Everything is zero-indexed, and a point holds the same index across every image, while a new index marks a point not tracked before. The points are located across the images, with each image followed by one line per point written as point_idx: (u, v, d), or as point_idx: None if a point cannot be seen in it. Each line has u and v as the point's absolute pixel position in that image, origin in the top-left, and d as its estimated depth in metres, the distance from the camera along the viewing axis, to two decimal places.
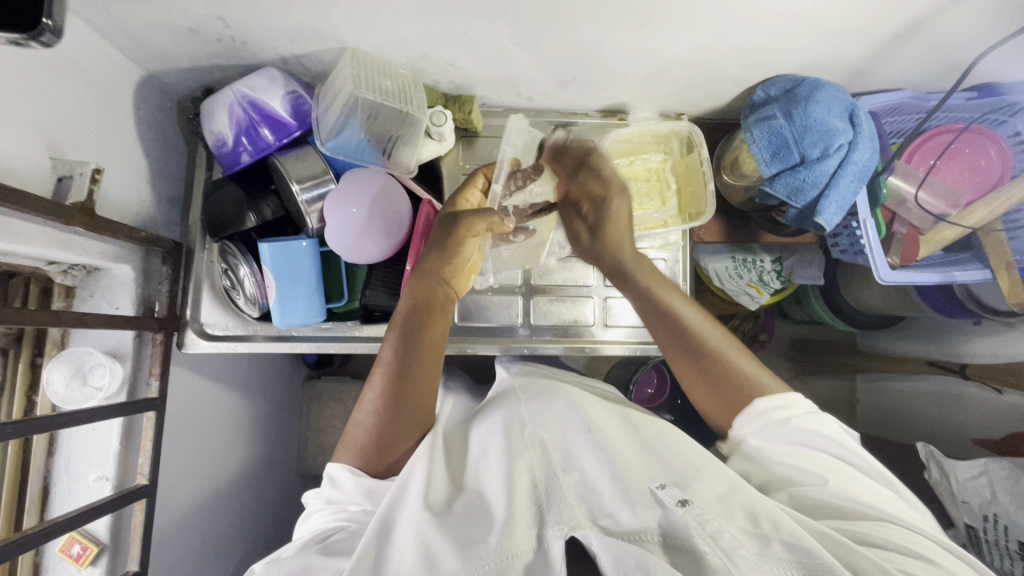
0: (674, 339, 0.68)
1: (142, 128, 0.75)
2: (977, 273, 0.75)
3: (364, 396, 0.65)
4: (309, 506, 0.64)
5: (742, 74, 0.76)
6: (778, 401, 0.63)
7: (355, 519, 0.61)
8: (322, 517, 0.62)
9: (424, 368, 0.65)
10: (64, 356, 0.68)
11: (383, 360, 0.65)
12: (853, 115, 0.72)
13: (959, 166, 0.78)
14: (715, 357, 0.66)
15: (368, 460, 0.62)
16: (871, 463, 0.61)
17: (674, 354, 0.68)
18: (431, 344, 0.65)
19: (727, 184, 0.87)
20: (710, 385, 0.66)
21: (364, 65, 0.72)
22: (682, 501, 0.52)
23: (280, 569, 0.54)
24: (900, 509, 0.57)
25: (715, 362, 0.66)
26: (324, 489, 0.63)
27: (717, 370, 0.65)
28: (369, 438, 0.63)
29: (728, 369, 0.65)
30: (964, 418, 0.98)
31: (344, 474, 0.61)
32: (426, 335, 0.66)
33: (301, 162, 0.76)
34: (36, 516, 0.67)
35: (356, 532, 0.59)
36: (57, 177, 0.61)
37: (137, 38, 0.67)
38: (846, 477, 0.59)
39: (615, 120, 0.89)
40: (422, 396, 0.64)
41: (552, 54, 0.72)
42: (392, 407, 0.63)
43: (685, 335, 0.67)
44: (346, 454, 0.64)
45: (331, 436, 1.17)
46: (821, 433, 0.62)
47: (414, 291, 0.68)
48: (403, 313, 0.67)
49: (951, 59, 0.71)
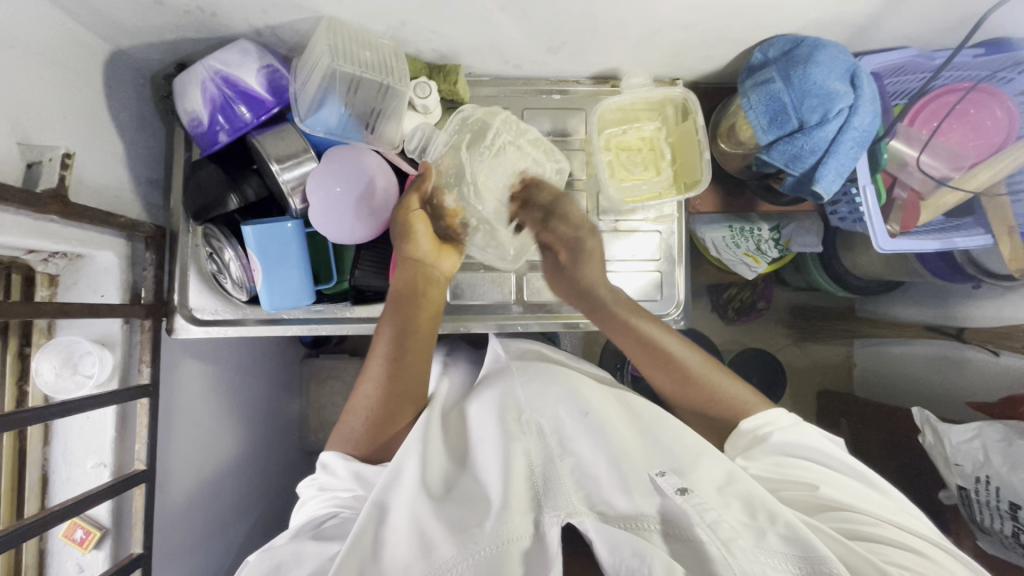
0: (655, 363, 0.72)
1: (113, 108, 0.72)
2: (978, 239, 0.74)
3: (358, 390, 0.69)
4: (304, 494, 0.66)
5: (737, 36, 0.73)
6: (761, 418, 0.65)
7: (347, 506, 0.62)
8: (315, 504, 0.63)
9: (415, 351, 0.70)
10: (53, 347, 0.67)
11: (377, 351, 0.69)
12: (854, 77, 0.69)
13: (964, 127, 0.75)
14: (703, 385, 0.69)
15: (359, 446, 0.66)
16: (843, 459, 0.61)
17: (658, 378, 0.72)
18: (421, 328, 0.71)
19: (724, 151, 0.84)
20: (698, 407, 0.70)
21: (340, 35, 0.68)
22: (681, 490, 0.52)
23: (269, 560, 0.55)
24: (884, 508, 0.58)
25: (701, 388, 0.69)
26: (318, 476, 0.65)
27: (702, 398, 0.69)
28: (364, 437, 0.66)
29: (713, 393, 0.68)
30: (960, 383, 0.98)
31: (338, 461, 0.64)
32: (413, 323, 0.70)
33: (280, 141, 0.73)
34: (38, 502, 0.68)
35: (347, 518, 0.60)
36: (26, 164, 0.58)
37: (99, 11, 0.63)
38: (832, 479, 0.60)
39: (608, 86, 0.86)
40: (408, 382, 0.68)
41: (538, 19, 0.68)
42: (385, 392, 0.67)
43: (671, 364, 0.70)
44: (339, 444, 0.67)
45: (331, 413, 1.18)
46: (801, 441, 0.62)
47: (399, 280, 0.73)
48: (393, 303, 0.72)
49: (955, 12, 0.68)
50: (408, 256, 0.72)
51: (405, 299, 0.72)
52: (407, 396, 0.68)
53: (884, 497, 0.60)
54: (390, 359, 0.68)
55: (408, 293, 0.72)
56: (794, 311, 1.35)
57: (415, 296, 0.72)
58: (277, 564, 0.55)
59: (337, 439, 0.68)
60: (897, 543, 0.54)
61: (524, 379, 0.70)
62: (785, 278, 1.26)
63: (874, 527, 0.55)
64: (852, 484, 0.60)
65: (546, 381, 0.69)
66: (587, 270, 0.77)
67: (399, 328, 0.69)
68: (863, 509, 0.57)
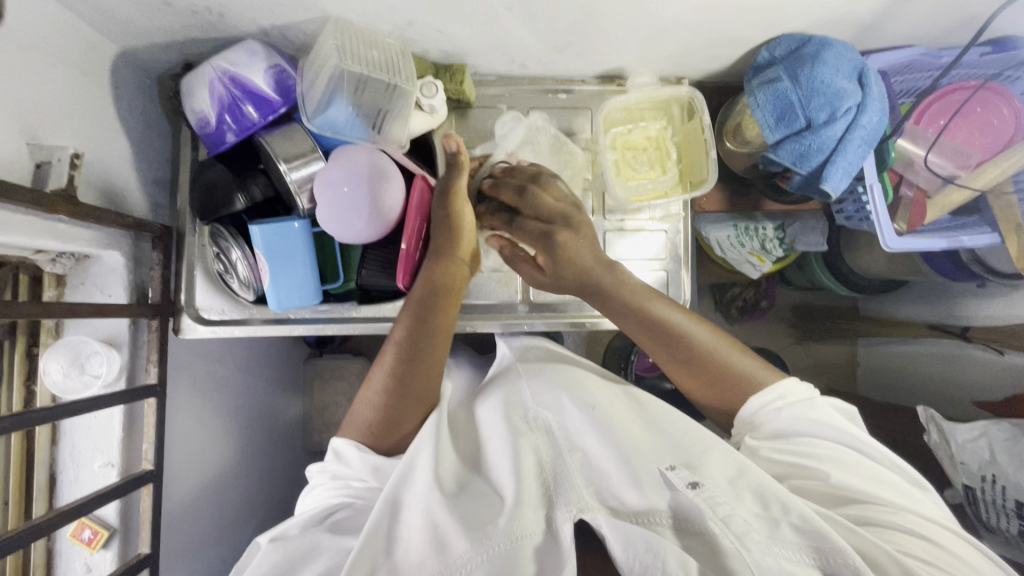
0: (659, 341, 0.68)
1: (120, 108, 0.72)
2: (985, 239, 0.73)
3: (373, 376, 0.68)
4: (314, 480, 0.65)
5: (743, 35, 0.73)
6: (773, 391, 0.64)
7: (359, 497, 0.62)
8: (327, 491, 0.63)
9: (432, 354, 0.68)
10: (61, 346, 0.67)
11: (396, 341, 0.68)
12: (862, 75, 0.69)
13: (971, 125, 0.74)
14: (715, 358, 0.66)
15: (375, 437, 0.65)
16: (861, 445, 0.60)
17: (662, 357, 0.69)
18: (442, 328, 0.70)
19: (729, 150, 0.85)
20: (704, 379, 0.67)
21: (347, 35, 0.68)
22: (692, 484, 0.53)
23: (289, 545, 0.55)
24: (904, 497, 0.57)
25: (712, 362, 0.66)
26: (329, 464, 0.65)
27: (711, 368, 0.66)
28: (378, 422, 0.65)
29: (723, 364, 0.66)
30: (964, 380, 0.98)
31: (353, 451, 0.63)
32: (437, 322, 0.69)
33: (287, 141, 0.73)
34: (45, 503, 0.68)
35: (361, 509, 0.61)
36: (35, 164, 0.58)
37: (108, 12, 0.63)
38: (849, 464, 0.59)
39: (614, 85, 0.86)
40: (426, 376, 0.67)
41: (545, 18, 0.68)
42: (401, 383, 0.66)
43: (680, 343, 0.67)
44: (352, 430, 0.66)
45: (335, 413, 1.18)
46: (811, 418, 0.62)
47: (430, 275, 0.72)
48: (417, 297, 0.71)
49: (962, 10, 0.68)
50: (443, 253, 0.74)
51: (431, 294, 0.71)
52: (415, 400, 0.66)
53: (905, 482, 0.59)
54: (409, 350, 0.67)
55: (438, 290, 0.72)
56: (797, 310, 1.35)
57: (441, 294, 0.71)
58: (296, 552, 0.55)
59: (350, 427, 0.67)
60: (909, 532, 0.54)
61: (529, 377, 0.70)
62: (789, 277, 1.26)
63: (888, 515, 0.55)
64: (868, 468, 0.59)
65: (552, 379, 0.68)
66: (572, 254, 0.72)
67: (420, 320, 0.69)
68: (884, 498, 0.57)
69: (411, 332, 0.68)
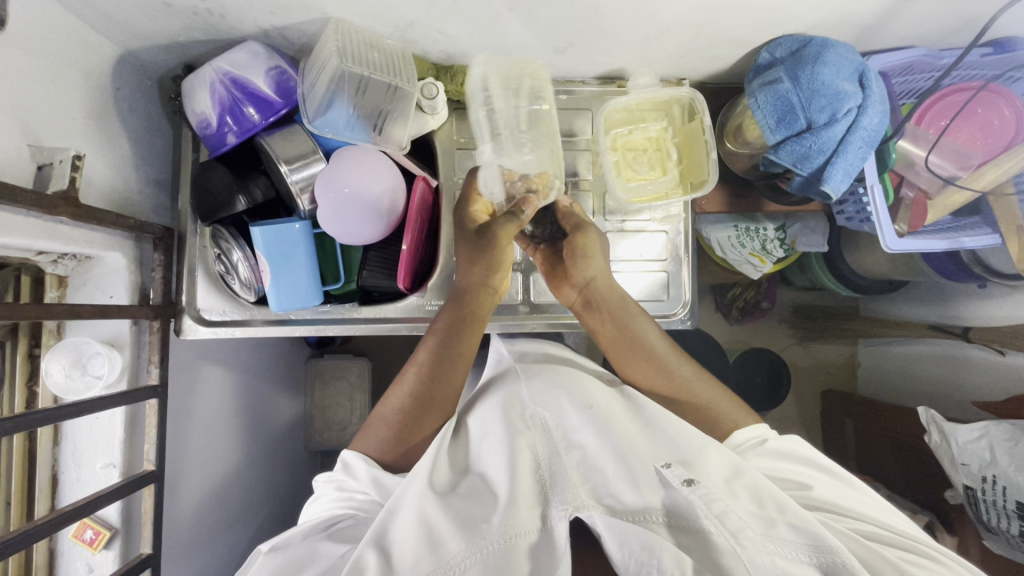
0: (630, 349, 0.73)
1: (122, 110, 0.72)
2: (986, 239, 0.74)
3: (391, 393, 0.70)
4: (317, 491, 0.66)
5: (744, 36, 0.73)
6: (752, 431, 0.67)
7: (361, 509, 0.63)
8: (328, 503, 0.64)
9: (453, 376, 0.69)
10: (62, 347, 0.67)
11: (419, 365, 0.69)
12: (863, 77, 0.69)
13: (972, 127, 0.74)
14: (680, 385, 0.71)
15: (387, 452, 0.67)
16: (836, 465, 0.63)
17: (632, 367, 0.74)
18: (464, 354, 0.70)
19: (730, 151, 0.85)
20: (665, 397, 0.72)
21: (348, 37, 0.68)
22: (688, 480, 0.52)
23: (281, 556, 0.56)
24: (879, 512, 0.59)
25: (674, 384, 0.71)
26: (335, 475, 0.66)
27: (673, 390, 0.71)
28: (392, 441, 0.67)
29: (684, 390, 0.71)
30: (965, 381, 1.00)
31: (359, 462, 0.64)
32: (461, 348, 0.70)
33: (289, 142, 0.73)
34: (47, 503, 0.68)
35: (363, 521, 0.62)
36: (37, 165, 0.58)
37: (110, 14, 0.64)
38: (827, 481, 0.61)
39: (615, 86, 0.86)
40: (443, 396, 0.69)
41: (546, 19, 0.68)
42: (421, 402, 0.68)
43: (643, 348, 0.73)
44: (364, 445, 0.68)
45: (336, 413, 1.18)
46: (796, 451, 0.63)
47: (458, 299, 0.72)
48: (443, 323, 0.71)
49: (963, 10, 0.68)
50: (472, 279, 0.72)
51: (456, 321, 0.71)
52: (437, 406, 0.68)
53: (880, 502, 0.61)
54: (428, 373, 0.68)
55: (466, 314, 0.71)
56: (798, 310, 1.35)
57: (468, 320, 0.71)
58: (292, 560, 0.56)
59: (362, 441, 0.68)
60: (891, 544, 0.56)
61: (528, 377, 0.70)
62: (789, 277, 1.26)
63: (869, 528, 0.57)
64: (846, 487, 0.61)
65: (551, 379, 0.68)
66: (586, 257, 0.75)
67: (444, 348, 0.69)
68: (860, 512, 0.59)
69: (434, 357, 0.69)
